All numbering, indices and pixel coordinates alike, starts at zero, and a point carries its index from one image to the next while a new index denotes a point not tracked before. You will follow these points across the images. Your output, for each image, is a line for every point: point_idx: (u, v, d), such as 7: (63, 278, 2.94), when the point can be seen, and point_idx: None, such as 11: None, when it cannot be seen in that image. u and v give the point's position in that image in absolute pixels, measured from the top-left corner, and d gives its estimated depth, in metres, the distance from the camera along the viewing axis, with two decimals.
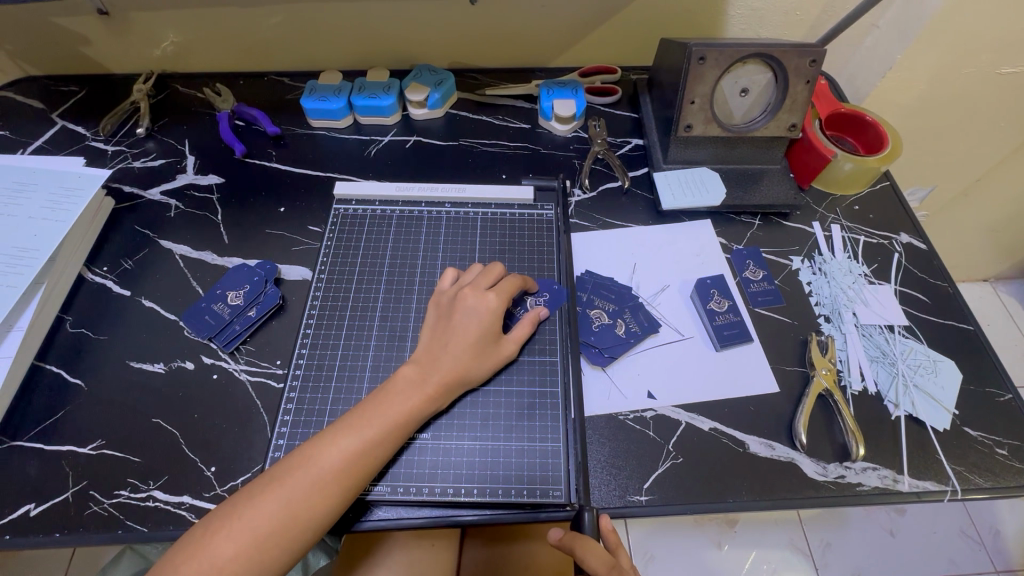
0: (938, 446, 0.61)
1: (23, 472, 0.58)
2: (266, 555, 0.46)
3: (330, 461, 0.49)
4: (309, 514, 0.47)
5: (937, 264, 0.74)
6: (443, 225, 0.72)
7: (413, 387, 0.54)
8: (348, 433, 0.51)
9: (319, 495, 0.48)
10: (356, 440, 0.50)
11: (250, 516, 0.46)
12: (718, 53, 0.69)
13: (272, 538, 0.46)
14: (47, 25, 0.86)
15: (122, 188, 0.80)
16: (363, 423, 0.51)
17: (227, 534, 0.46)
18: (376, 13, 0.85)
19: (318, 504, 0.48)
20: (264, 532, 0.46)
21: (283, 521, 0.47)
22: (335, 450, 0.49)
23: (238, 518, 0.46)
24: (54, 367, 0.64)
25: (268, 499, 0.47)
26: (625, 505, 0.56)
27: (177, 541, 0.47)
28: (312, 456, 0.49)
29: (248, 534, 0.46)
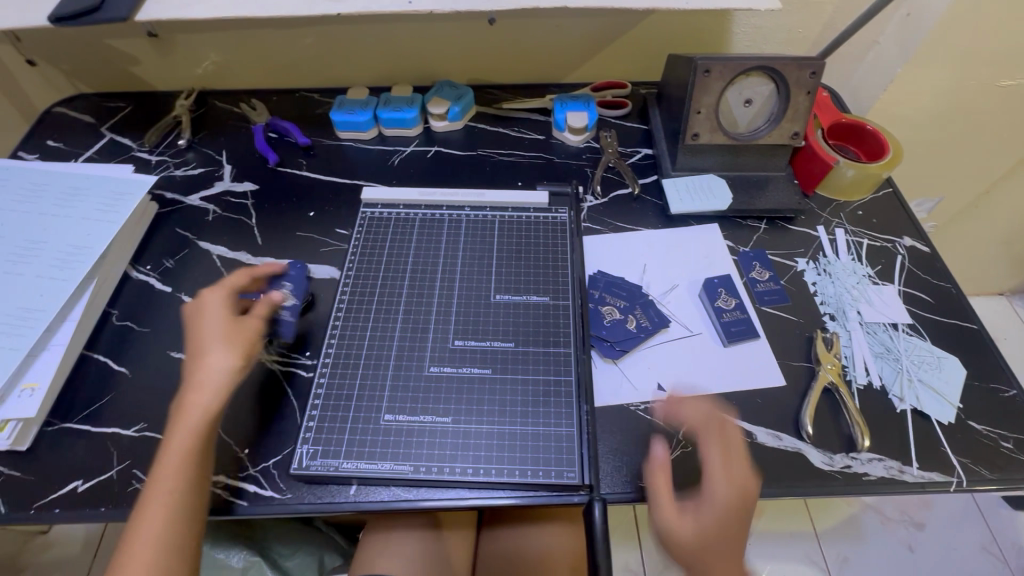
0: (944, 439, 0.62)
1: (72, 451, 0.62)
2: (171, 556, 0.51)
3: (181, 459, 0.54)
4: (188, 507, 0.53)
5: (940, 266, 0.77)
6: (463, 227, 0.76)
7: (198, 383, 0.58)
8: (181, 432, 0.55)
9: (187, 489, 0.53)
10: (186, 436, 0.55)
11: (144, 530, 0.51)
12: (722, 65, 0.73)
13: (170, 541, 0.51)
14: (101, 47, 0.94)
15: (164, 194, 0.86)
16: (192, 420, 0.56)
17: (133, 554, 0.50)
18: (401, 34, 0.91)
19: (186, 497, 0.53)
20: (163, 537, 0.51)
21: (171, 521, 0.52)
22: (175, 449, 0.54)
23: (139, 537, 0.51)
24: (101, 356, 0.69)
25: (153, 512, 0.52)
26: (637, 491, 0.58)
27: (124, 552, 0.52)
28: (167, 461, 0.54)
29: (150, 546, 0.50)
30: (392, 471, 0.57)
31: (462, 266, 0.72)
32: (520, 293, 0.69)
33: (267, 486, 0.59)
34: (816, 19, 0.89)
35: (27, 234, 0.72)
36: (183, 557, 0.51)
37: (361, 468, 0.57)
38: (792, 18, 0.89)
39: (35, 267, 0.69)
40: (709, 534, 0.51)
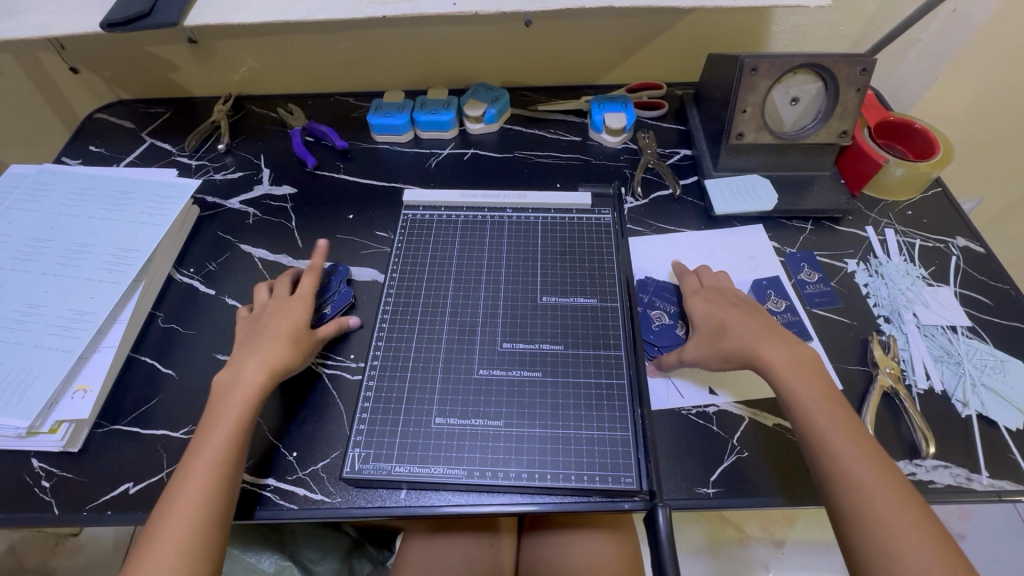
0: (1012, 445, 0.60)
1: (122, 453, 0.62)
2: (201, 527, 0.51)
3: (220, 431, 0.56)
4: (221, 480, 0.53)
5: (997, 267, 0.75)
6: (506, 229, 0.76)
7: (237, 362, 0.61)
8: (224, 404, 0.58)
9: (223, 461, 0.54)
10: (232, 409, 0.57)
11: (180, 500, 0.52)
12: (769, 63, 0.72)
13: (201, 511, 0.51)
14: (142, 53, 0.95)
15: (205, 198, 0.86)
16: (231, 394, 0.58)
17: (168, 525, 0.51)
18: (438, 37, 0.91)
19: (221, 469, 0.54)
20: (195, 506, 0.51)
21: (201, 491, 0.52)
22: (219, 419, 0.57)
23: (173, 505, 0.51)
24: (147, 358, 0.69)
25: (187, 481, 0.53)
26: (693, 498, 0.57)
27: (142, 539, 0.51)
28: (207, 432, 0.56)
29: (182, 517, 0.51)
30: (446, 474, 0.56)
31: (507, 267, 0.71)
32: (567, 294, 0.69)
33: (317, 489, 0.58)
34: (859, 16, 0.88)
35: (75, 237, 0.73)
36: (207, 535, 0.51)
37: (414, 472, 0.56)
38: (834, 16, 0.88)
39: (84, 269, 0.69)
40: (836, 445, 0.52)
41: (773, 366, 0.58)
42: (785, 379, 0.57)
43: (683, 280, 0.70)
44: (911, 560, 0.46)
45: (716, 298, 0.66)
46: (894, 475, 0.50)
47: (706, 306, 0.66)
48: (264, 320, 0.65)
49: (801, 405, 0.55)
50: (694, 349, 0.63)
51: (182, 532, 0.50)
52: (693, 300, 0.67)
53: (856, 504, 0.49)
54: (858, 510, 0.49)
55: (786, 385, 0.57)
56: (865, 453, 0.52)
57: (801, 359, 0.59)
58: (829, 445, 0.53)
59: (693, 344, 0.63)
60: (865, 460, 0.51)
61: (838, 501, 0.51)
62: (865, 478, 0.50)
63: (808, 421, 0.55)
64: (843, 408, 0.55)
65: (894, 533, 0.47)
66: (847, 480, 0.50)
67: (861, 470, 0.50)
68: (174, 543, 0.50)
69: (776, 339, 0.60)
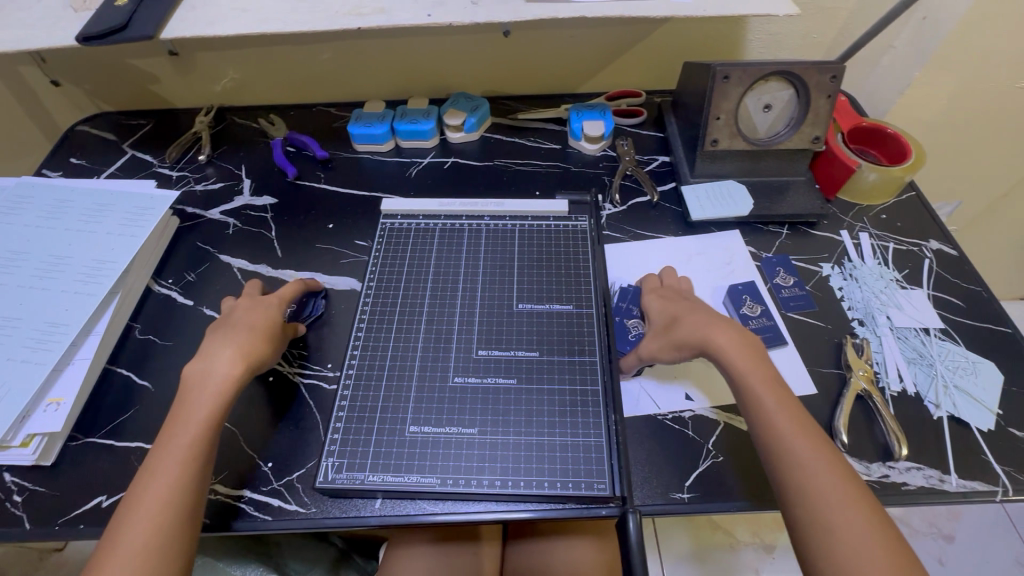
0: (984, 446, 0.61)
1: (96, 466, 0.61)
2: (169, 525, 0.49)
3: (187, 431, 0.55)
4: (185, 482, 0.52)
5: (969, 270, 0.75)
6: (484, 236, 0.76)
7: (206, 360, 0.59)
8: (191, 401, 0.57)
9: (190, 461, 0.53)
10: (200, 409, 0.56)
11: (148, 499, 0.50)
12: (741, 71, 0.73)
13: (171, 509, 0.50)
14: (124, 66, 0.95)
15: (185, 209, 0.86)
16: (199, 392, 0.57)
17: (133, 523, 0.49)
18: (418, 48, 0.92)
19: (192, 466, 0.53)
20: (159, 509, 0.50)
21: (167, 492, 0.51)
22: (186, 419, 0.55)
23: (131, 510, 0.49)
24: (124, 370, 0.69)
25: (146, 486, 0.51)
26: (667, 503, 0.57)
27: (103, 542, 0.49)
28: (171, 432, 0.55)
29: (150, 515, 0.50)
30: (419, 483, 0.56)
31: (484, 276, 0.72)
32: (543, 301, 0.69)
33: (291, 500, 0.58)
34: (832, 24, 0.89)
35: (52, 250, 0.73)
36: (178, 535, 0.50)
37: (388, 481, 0.56)
38: (806, 24, 0.89)
39: (60, 282, 0.69)
40: (784, 428, 0.53)
41: (726, 350, 0.58)
42: (739, 363, 0.57)
43: (646, 282, 0.72)
44: (848, 537, 0.46)
45: (672, 295, 0.68)
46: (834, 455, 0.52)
47: (662, 302, 0.67)
48: (236, 316, 0.65)
49: (757, 400, 0.55)
50: (646, 344, 0.64)
51: (147, 530, 0.49)
52: (651, 300, 0.68)
53: (803, 484, 0.50)
54: (805, 488, 0.49)
55: (737, 368, 0.57)
56: (809, 434, 0.53)
57: (750, 344, 0.59)
58: (776, 427, 0.53)
59: (646, 339, 0.64)
60: (809, 441, 0.52)
61: (783, 480, 0.51)
62: (806, 458, 0.51)
63: (759, 403, 0.55)
64: (787, 392, 0.56)
65: (835, 510, 0.48)
66: (793, 460, 0.51)
67: (803, 451, 0.51)
68: (136, 546, 0.48)
69: (728, 325, 0.61)
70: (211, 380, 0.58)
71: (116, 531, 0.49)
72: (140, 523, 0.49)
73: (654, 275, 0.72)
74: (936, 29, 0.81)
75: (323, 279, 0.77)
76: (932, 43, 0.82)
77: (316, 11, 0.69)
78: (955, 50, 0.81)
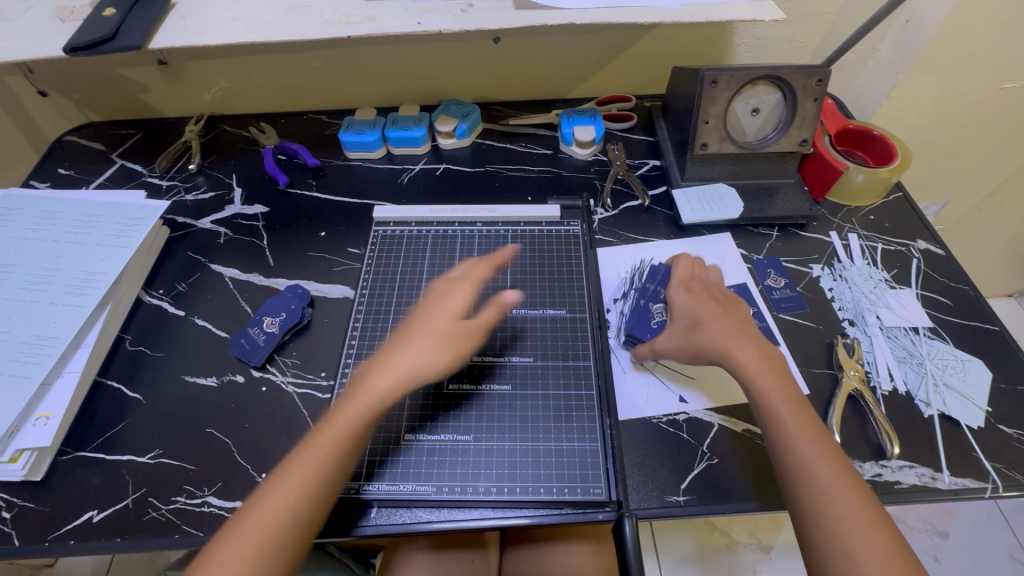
0: (974, 444, 0.61)
1: (87, 480, 0.61)
2: (280, 534, 0.48)
3: (355, 426, 0.53)
4: (325, 476, 0.51)
5: (957, 269, 0.76)
6: (476, 242, 0.77)
7: (397, 351, 0.58)
8: (378, 396, 0.55)
9: (344, 453, 0.52)
10: (365, 402, 0.55)
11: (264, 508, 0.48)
12: (728, 76, 0.74)
13: (287, 519, 0.48)
14: (112, 75, 0.95)
15: (175, 219, 0.86)
16: (377, 384, 0.56)
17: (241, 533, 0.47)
18: (407, 55, 0.92)
19: (323, 472, 0.51)
20: (288, 507, 0.49)
21: (317, 488, 0.50)
22: (367, 413, 0.54)
23: (251, 511, 0.48)
24: (114, 382, 0.68)
25: (295, 484, 0.50)
26: (664, 506, 0.57)
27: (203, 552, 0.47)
28: (344, 428, 0.53)
29: (263, 525, 0.48)
30: (414, 491, 0.56)
31: None
32: (536, 306, 0.69)
33: None
34: (818, 28, 0.90)
35: (40, 262, 0.72)
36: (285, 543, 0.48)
37: (383, 489, 0.56)
38: (792, 28, 0.90)
39: (48, 294, 0.69)
40: (802, 449, 0.52)
41: (747, 366, 0.58)
42: (758, 383, 0.57)
43: (677, 266, 0.72)
44: (867, 564, 0.46)
45: (699, 290, 0.67)
46: (854, 477, 0.51)
47: (688, 296, 0.66)
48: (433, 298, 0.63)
49: (769, 407, 0.56)
50: (663, 339, 0.64)
51: (259, 536, 0.47)
52: (676, 291, 0.68)
53: (814, 494, 0.50)
54: (822, 508, 0.49)
55: (756, 386, 0.57)
56: (828, 454, 0.52)
57: (769, 360, 0.59)
58: (794, 447, 0.53)
59: (665, 334, 0.65)
60: (828, 462, 0.51)
61: (799, 499, 0.51)
62: (822, 479, 0.50)
63: (778, 422, 0.55)
64: (809, 412, 0.56)
65: (856, 535, 0.47)
66: (815, 481, 0.50)
67: (822, 473, 0.51)
68: (250, 551, 0.46)
69: (744, 335, 0.61)
70: (409, 372, 0.56)
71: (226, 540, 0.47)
72: (262, 524, 0.48)
73: (689, 261, 0.72)
74: (919, 32, 0.82)
75: (315, 287, 0.77)
76: (915, 46, 0.83)
77: (306, 20, 0.69)
78: (938, 53, 0.83)
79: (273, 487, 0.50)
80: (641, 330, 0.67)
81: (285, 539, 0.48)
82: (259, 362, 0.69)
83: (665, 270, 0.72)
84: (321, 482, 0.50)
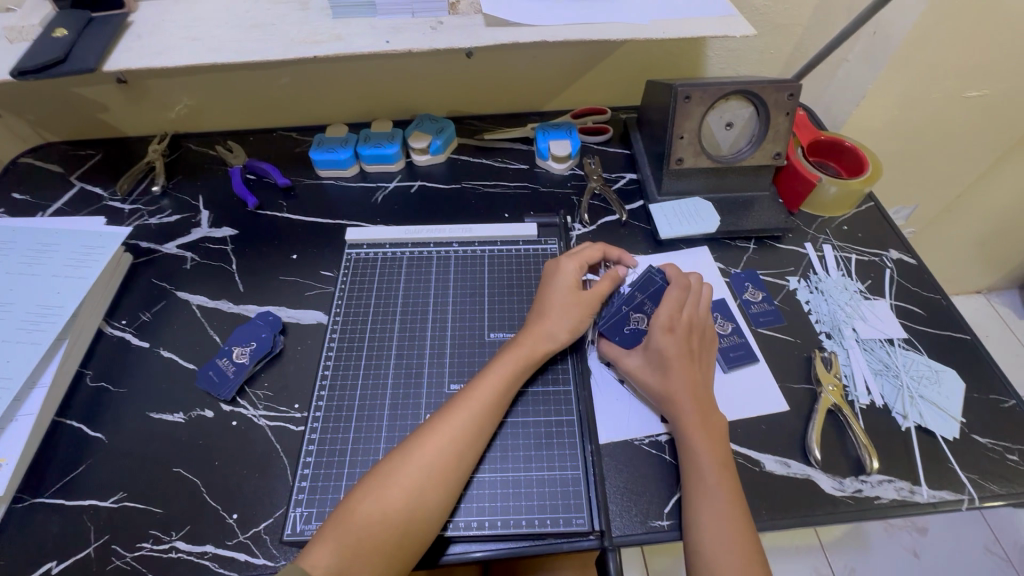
0: (950, 455, 0.62)
1: (45, 528, 0.58)
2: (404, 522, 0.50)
3: (456, 437, 0.55)
4: (446, 476, 0.53)
5: (928, 277, 0.78)
6: (452, 264, 0.77)
7: (498, 364, 0.61)
8: (473, 407, 0.57)
9: (462, 453, 0.54)
10: (467, 413, 0.56)
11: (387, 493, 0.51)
12: (701, 91, 0.74)
13: (413, 505, 0.51)
14: (68, 95, 0.91)
15: (139, 244, 0.83)
16: (473, 396, 0.58)
17: (359, 520, 0.50)
18: (378, 70, 0.90)
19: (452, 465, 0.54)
20: (401, 509, 0.50)
21: (427, 492, 0.52)
22: (467, 423, 0.56)
23: (358, 510, 0.50)
24: (74, 422, 0.65)
25: (401, 484, 0.51)
26: (647, 531, 0.56)
27: (314, 540, 0.49)
28: (446, 436, 0.55)
29: (387, 511, 0.50)
30: None
31: (454, 306, 0.72)
32: (514, 330, 0.70)
33: (259, 553, 0.55)
34: (788, 40, 0.91)
35: None
36: (413, 529, 0.50)
37: None
38: (763, 40, 0.91)
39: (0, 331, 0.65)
40: (711, 505, 0.53)
41: (684, 424, 0.57)
42: (691, 444, 0.56)
43: (667, 298, 0.64)
44: None
45: (681, 332, 0.62)
46: (749, 552, 0.51)
47: (668, 335, 0.61)
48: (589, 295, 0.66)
49: (692, 458, 0.56)
50: (631, 361, 0.63)
51: (386, 522, 0.50)
52: (660, 329, 0.62)
53: (705, 548, 0.51)
54: (711, 563, 0.50)
55: (687, 446, 0.57)
56: (734, 523, 0.52)
57: (707, 418, 0.58)
58: (697, 511, 0.53)
59: (632, 357, 0.63)
60: (728, 531, 0.51)
61: (696, 555, 0.52)
62: (713, 549, 0.51)
63: (694, 486, 0.54)
64: (731, 479, 0.55)
65: None
66: (706, 537, 0.51)
67: (715, 543, 0.51)
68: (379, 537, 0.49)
69: (695, 390, 0.59)
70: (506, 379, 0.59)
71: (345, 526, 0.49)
72: (371, 523, 0.49)
73: (679, 290, 0.65)
74: (886, 45, 0.83)
75: (287, 313, 0.74)
76: (882, 58, 0.84)
77: (270, 40, 0.67)
78: (904, 64, 0.84)
79: (382, 488, 0.51)
80: (612, 335, 0.66)
81: (396, 543, 0.49)
82: (229, 396, 0.66)
83: (659, 285, 0.67)
84: (426, 486, 0.52)
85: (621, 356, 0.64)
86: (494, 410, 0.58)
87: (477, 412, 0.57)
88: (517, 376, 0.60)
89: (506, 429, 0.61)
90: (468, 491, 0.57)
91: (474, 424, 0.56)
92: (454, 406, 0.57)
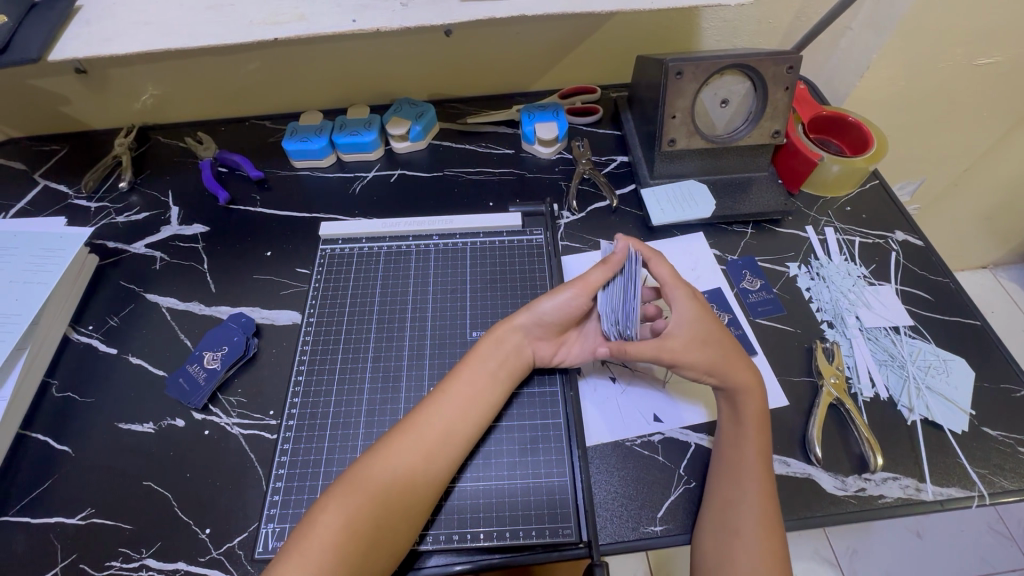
0: (959, 449, 0.59)
1: (10, 548, 0.55)
2: (368, 524, 0.48)
3: (426, 435, 0.53)
4: (413, 476, 0.51)
5: (936, 260, 0.73)
6: (432, 257, 0.73)
7: (467, 362, 0.58)
8: (444, 409, 0.55)
9: (432, 449, 0.52)
10: (438, 414, 0.54)
11: (354, 494, 0.49)
12: (694, 66, 0.68)
13: (376, 508, 0.48)
14: (27, 88, 0.86)
15: (106, 244, 0.79)
16: (445, 396, 0.56)
17: (317, 524, 0.47)
18: (351, 51, 0.85)
19: (421, 471, 0.51)
20: (362, 516, 0.48)
21: (392, 492, 0.50)
22: (438, 422, 0.54)
23: (319, 515, 0.48)
24: (39, 435, 0.62)
25: (366, 490, 0.49)
26: (640, 537, 0.53)
27: (280, 549, 0.47)
28: (411, 438, 0.53)
29: (346, 513, 0.48)
30: None
31: (434, 305, 0.68)
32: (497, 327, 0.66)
33: (233, 570, 0.53)
34: (790, 7, 0.85)
35: None
36: (376, 533, 0.48)
37: None
38: (762, 8, 0.85)
39: None
40: (742, 512, 0.50)
41: (740, 434, 0.55)
42: (740, 454, 0.54)
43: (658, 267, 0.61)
44: None
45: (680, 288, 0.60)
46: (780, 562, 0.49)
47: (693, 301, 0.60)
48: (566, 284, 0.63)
49: (731, 469, 0.53)
50: (688, 326, 0.58)
51: (343, 523, 0.47)
52: (686, 292, 0.60)
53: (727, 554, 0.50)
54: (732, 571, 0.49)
55: (739, 455, 0.53)
56: (767, 533, 0.50)
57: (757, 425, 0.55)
58: (734, 516, 0.51)
59: (686, 321, 0.58)
60: (764, 539, 0.50)
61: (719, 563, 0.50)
62: (740, 549, 0.49)
63: (731, 496, 0.52)
64: (773, 494, 0.52)
65: None
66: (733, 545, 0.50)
67: (748, 552, 0.49)
68: (335, 540, 0.47)
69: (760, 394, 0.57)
70: (472, 376, 0.57)
71: (306, 529, 0.48)
72: (332, 531, 0.47)
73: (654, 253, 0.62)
74: (893, 10, 0.78)
75: (261, 314, 0.70)
76: (890, 25, 0.78)
77: (228, 21, 0.61)
78: (913, 32, 0.78)
79: (347, 494, 0.49)
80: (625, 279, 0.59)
81: (362, 552, 0.47)
82: (201, 404, 0.63)
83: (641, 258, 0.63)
84: (391, 490, 0.50)
85: (681, 315, 0.58)
86: (469, 414, 0.55)
87: (449, 415, 0.55)
88: (489, 374, 0.58)
89: (496, 432, 0.59)
90: (450, 502, 0.54)
91: (443, 425, 0.54)
92: (425, 410, 0.55)
